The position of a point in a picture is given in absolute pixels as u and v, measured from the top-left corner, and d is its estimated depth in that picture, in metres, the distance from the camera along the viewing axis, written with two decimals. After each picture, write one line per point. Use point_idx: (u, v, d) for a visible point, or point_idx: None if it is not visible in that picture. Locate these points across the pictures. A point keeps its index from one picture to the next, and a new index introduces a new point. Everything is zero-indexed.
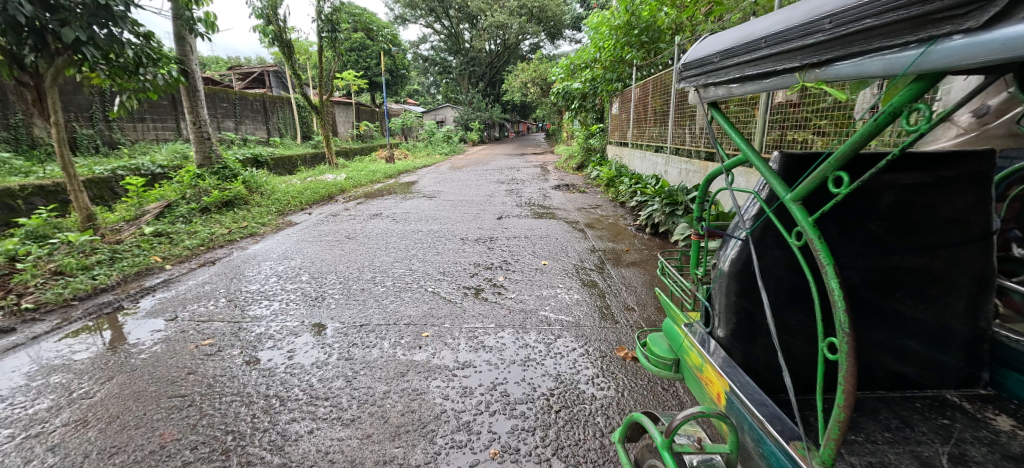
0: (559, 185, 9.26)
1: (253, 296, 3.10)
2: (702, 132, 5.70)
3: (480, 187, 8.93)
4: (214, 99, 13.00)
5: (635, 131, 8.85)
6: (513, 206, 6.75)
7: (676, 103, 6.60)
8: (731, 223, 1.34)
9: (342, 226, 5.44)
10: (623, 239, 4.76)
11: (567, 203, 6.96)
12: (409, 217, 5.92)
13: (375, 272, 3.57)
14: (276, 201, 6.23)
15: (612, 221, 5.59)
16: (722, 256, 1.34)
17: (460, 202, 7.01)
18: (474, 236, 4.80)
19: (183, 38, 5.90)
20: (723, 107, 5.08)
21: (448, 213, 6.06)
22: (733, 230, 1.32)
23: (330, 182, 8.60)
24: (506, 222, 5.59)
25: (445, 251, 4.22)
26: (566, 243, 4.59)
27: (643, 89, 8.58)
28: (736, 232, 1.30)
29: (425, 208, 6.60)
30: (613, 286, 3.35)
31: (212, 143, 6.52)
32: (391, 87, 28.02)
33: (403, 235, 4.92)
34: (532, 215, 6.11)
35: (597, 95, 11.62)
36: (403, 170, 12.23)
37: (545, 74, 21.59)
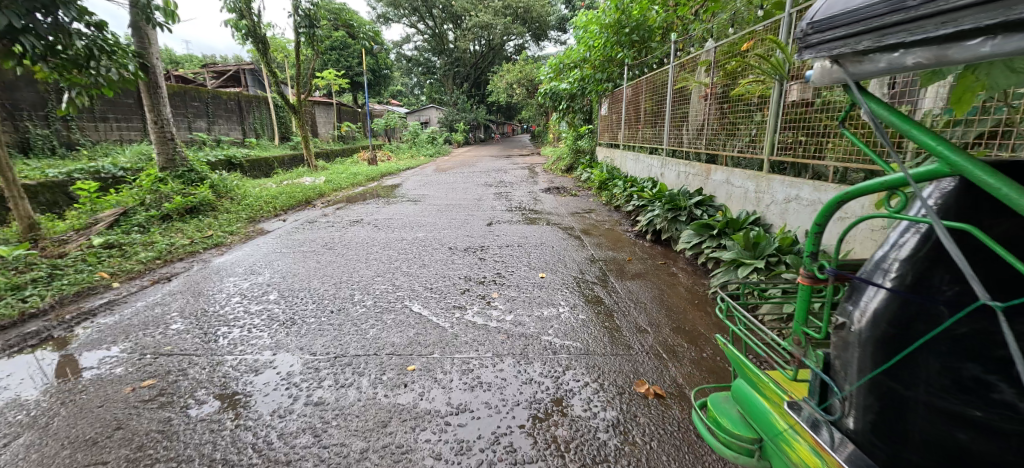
0: (548, 187, 8.93)
1: (211, 321, 2.69)
2: (701, 132, 5.40)
3: (466, 190, 8.56)
4: (185, 98, 12.41)
5: (626, 133, 8.57)
6: (502, 211, 6.40)
7: (673, 103, 6.29)
8: (864, 266, 1.13)
9: (319, 234, 5.03)
10: (624, 247, 4.44)
11: (559, 208, 6.64)
12: (391, 223, 5.52)
13: (353, 290, 3.17)
14: (247, 207, 5.78)
15: (609, 228, 5.27)
16: (856, 311, 1.12)
17: (446, 207, 6.64)
18: (463, 245, 4.43)
19: (143, 29, 5.44)
20: (727, 106, 4.78)
21: (434, 219, 5.68)
22: (868, 275, 1.11)
23: (308, 185, 8.15)
24: (496, 229, 5.24)
25: (432, 263, 3.84)
26: (563, 252, 4.25)
27: (635, 89, 8.28)
28: (875, 277, 1.09)
29: (409, 213, 6.22)
30: (621, 303, 3.00)
31: (176, 144, 6.06)
32: (374, 87, 27.48)
33: (384, 244, 4.51)
34: (524, 221, 5.77)
35: (586, 95, 11.35)
36: (385, 172, 11.80)
37: (531, 75, 21.29)
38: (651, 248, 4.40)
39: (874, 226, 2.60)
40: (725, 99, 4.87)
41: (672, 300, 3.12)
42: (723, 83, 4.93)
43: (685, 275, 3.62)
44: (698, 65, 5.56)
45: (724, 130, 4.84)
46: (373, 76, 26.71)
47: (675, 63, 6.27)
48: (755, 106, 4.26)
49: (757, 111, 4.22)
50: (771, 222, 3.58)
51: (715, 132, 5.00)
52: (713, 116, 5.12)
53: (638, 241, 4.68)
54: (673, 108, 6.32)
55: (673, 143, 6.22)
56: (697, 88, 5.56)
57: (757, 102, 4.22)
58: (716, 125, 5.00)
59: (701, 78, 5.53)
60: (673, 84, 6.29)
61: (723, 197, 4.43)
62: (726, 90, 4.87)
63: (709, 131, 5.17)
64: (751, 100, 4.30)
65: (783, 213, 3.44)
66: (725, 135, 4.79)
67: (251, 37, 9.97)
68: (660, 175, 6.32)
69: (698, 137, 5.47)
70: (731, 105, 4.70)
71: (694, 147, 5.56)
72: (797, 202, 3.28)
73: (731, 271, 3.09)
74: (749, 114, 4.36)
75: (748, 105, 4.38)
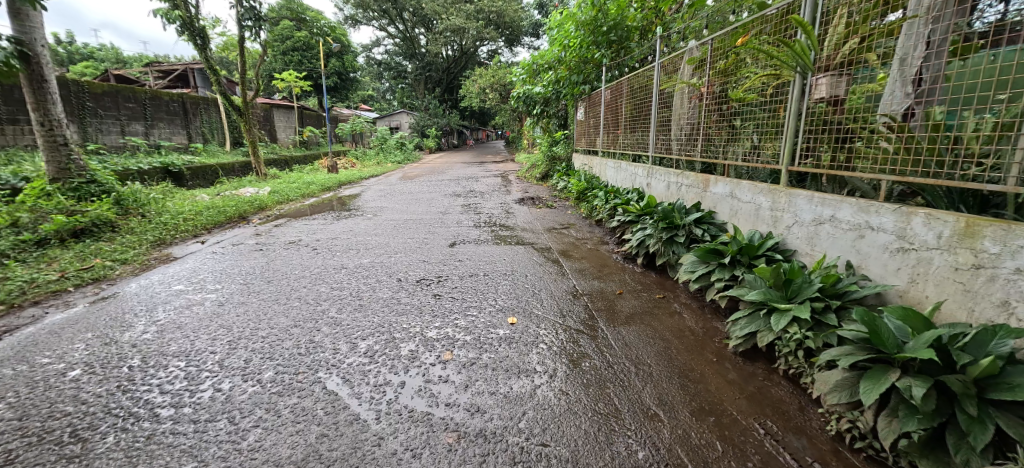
0: (522, 198, 8.15)
1: (9, 420, 1.85)
2: (694, 139, 4.67)
3: (430, 201, 7.73)
4: (118, 99, 11.43)
5: (606, 139, 7.87)
6: (467, 226, 5.62)
7: (658, 106, 5.56)
8: None
9: (240, 259, 4.18)
10: (611, 275, 3.67)
11: (533, 222, 5.90)
12: (335, 245, 4.64)
13: (247, 353, 2.32)
14: (156, 228, 4.92)
15: (592, 247, 4.54)
16: None
17: (404, 223, 5.80)
18: (415, 275, 3.60)
19: (21, 11, 4.57)
20: (728, 106, 4.07)
21: (386, 239, 4.86)
22: None
23: (247, 197, 7.20)
24: (458, 250, 4.45)
25: (371, 305, 2.99)
26: (538, 283, 3.46)
27: (614, 91, 7.55)
28: None
29: (359, 231, 5.35)
30: (617, 367, 2.23)
31: (72, 150, 5.18)
32: (340, 91, 26.42)
33: (316, 276, 3.63)
34: (492, 239, 5.00)
35: (561, 99, 10.66)
36: (345, 180, 10.86)
37: (503, 80, 20.56)
38: (645, 276, 3.64)
39: (961, 263, 1.95)
40: (724, 100, 4.15)
41: (683, 357, 2.36)
42: (721, 82, 4.20)
43: (690, 316, 2.87)
44: (688, 63, 4.85)
45: (725, 135, 4.10)
46: (339, 80, 25.66)
47: (660, 62, 5.55)
48: (764, 107, 3.55)
49: (767, 112, 3.50)
50: (795, 247, 2.86)
51: (713, 137, 4.27)
52: (707, 120, 4.40)
53: (627, 265, 3.93)
54: (657, 112, 5.58)
55: (660, 151, 5.48)
56: (688, 89, 4.83)
57: (768, 101, 3.50)
58: (714, 129, 4.27)
59: (693, 77, 4.80)
60: (658, 85, 5.56)
61: (725, 213, 3.70)
62: (725, 90, 4.15)
63: (703, 136, 4.44)
64: (761, 99, 3.58)
65: (812, 238, 2.73)
66: (727, 141, 4.06)
67: (187, 30, 9.11)
68: (645, 185, 5.57)
69: (691, 143, 4.73)
70: (734, 106, 3.98)
71: (686, 155, 4.82)
72: (833, 224, 2.56)
73: (755, 316, 2.36)
74: (756, 116, 3.65)
75: (756, 105, 3.66)
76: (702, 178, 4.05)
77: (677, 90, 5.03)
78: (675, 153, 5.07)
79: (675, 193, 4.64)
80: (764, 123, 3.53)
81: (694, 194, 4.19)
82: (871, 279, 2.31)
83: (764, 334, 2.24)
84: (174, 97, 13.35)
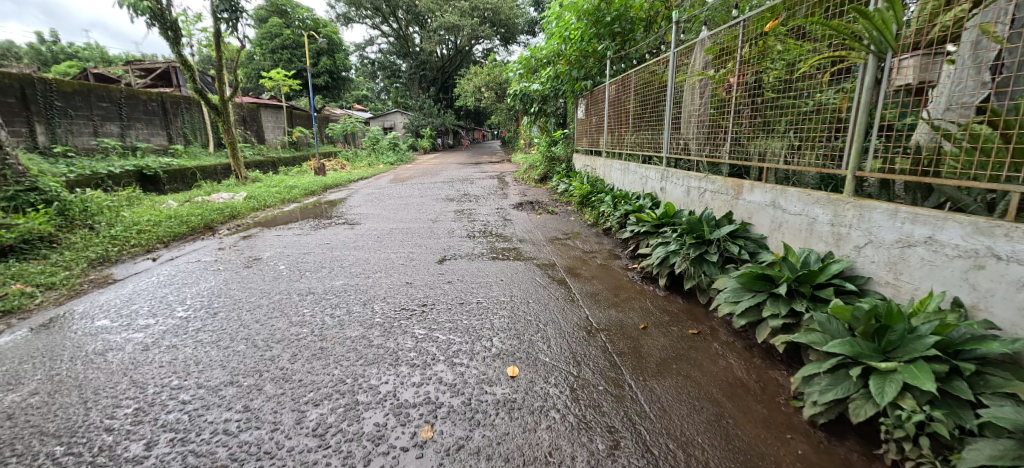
0: (520, 202, 7.54)
1: None
2: (720, 136, 4.03)
3: (421, 207, 7.11)
4: (91, 98, 10.87)
5: (610, 139, 7.25)
6: (458, 237, 5.05)
7: (674, 100, 4.90)
8: None
9: (189, 280, 3.61)
10: (630, 300, 3.07)
11: (532, 230, 5.34)
12: (306, 262, 4.03)
13: (153, 432, 1.79)
14: (101, 243, 4.38)
15: (602, 263, 3.96)
16: None
17: (389, 233, 5.18)
18: (392, 304, 2.99)
19: None
20: (764, 99, 3.43)
21: (364, 253, 4.27)
22: None
23: (218, 204, 6.57)
24: (447, 267, 3.87)
25: (335, 349, 2.39)
26: (542, 313, 2.85)
27: (620, 85, 6.94)
28: None
29: (337, 243, 4.73)
30: (657, 453, 1.65)
31: (9, 155, 4.64)
32: (332, 91, 25.83)
33: (274, 306, 3.02)
34: (485, 251, 4.43)
35: (560, 96, 10.04)
36: (331, 183, 10.22)
37: (499, 78, 19.92)
38: (671, 303, 3.02)
39: None
40: (760, 90, 3.50)
41: (743, 430, 1.76)
42: (755, 70, 3.55)
43: (738, 361, 2.27)
44: (710, 52, 4.23)
45: (760, 132, 3.49)
46: (330, 79, 24.97)
47: (675, 51, 4.90)
48: (798, 103, 3.09)
49: (800, 108, 3.06)
50: (869, 274, 2.26)
51: (746, 135, 3.64)
52: (738, 114, 3.77)
53: (646, 287, 3.31)
54: (673, 106, 4.93)
55: (676, 149, 4.81)
56: (711, 82, 4.22)
57: (802, 97, 3.06)
58: (745, 125, 3.67)
59: (716, 69, 4.20)
60: (674, 76, 4.90)
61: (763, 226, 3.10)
62: (759, 80, 3.50)
63: (731, 133, 3.82)
64: (796, 95, 3.11)
65: (893, 263, 2.13)
66: (761, 138, 3.47)
67: (157, 23, 8.52)
68: (658, 189, 4.94)
69: (716, 140, 4.10)
70: (759, 101, 3.51)
71: (711, 152, 4.16)
72: (929, 247, 1.97)
73: (838, 375, 1.77)
74: (788, 112, 3.18)
75: (789, 100, 3.17)
76: (733, 184, 3.44)
77: (699, 83, 4.40)
78: (697, 150, 4.40)
79: (697, 201, 4.03)
80: (821, 119, 2.89)
81: (723, 202, 3.59)
82: (997, 326, 1.76)
83: (859, 404, 1.66)
84: (153, 97, 12.71)
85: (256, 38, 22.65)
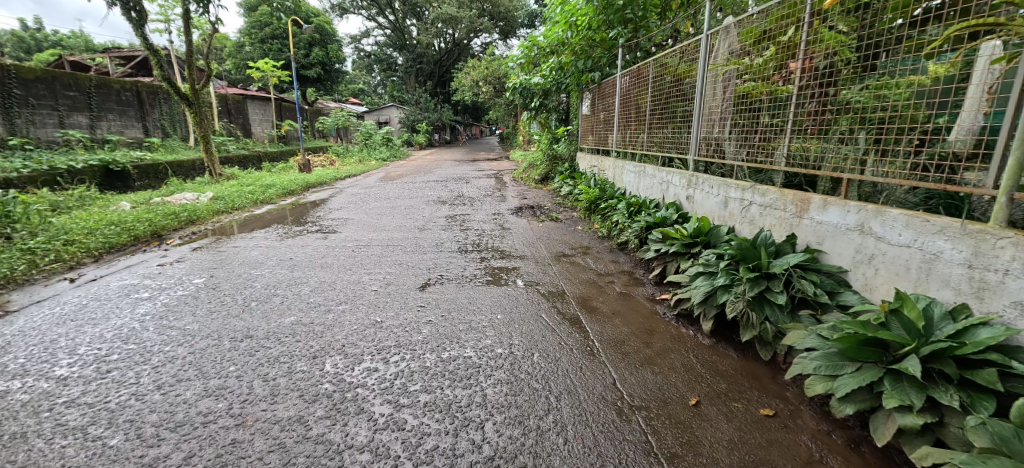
0: (519, 207, 6.78)
1: None
2: (773, 131, 3.23)
3: (409, 211, 6.33)
4: (55, 86, 10.04)
5: (621, 137, 6.51)
6: (447, 250, 4.30)
7: (703, 90, 4.10)
8: None
9: (100, 313, 2.86)
10: (669, 354, 2.31)
11: (533, 242, 4.61)
12: (256, 287, 3.26)
13: None
14: (11, 257, 3.61)
15: (620, 292, 3.21)
16: None
17: (367, 246, 4.41)
18: (349, 359, 2.23)
19: None
20: (835, 91, 2.68)
21: (331, 274, 3.51)
22: None
23: (176, 206, 5.76)
24: (429, 294, 3.12)
25: (252, 445, 1.67)
26: (551, 377, 2.08)
27: (632, 77, 6.19)
28: None
29: (302, 259, 3.95)
30: None
31: None
32: (325, 83, 24.96)
33: (192, 359, 2.28)
34: (478, 270, 3.69)
35: (564, 90, 9.28)
36: (315, 181, 9.45)
37: (497, 72, 19.06)
38: (721, 358, 2.28)
39: None
40: (808, 81, 2.88)
41: None
42: (826, 51, 2.74)
43: None
44: (745, 37, 3.58)
45: (819, 130, 2.80)
46: (323, 71, 24.02)
47: (710, 32, 4.06)
48: (817, 100, 2.81)
49: (821, 105, 2.79)
50: None
51: (811, 131, 2.84)
52: (800, 105, 2.95)
53: (683, 331, 2.55)
54: (702, 97, 4.13)
55: (713, 145, 3.96)
56: (743, 69, 3.57)
57: (820, 94, 2.81)
58: (808, 116, 2.89)
59: (746, 56, 3.59)
60: (705, 63, 4.10)
61: (836, 255, 2.38)
62: (833, 64, 2.72)
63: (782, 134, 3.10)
64: (815, 92, 2.83)
65: None
66: (816, 142, 2.80)
67: (118, 2, 7.70)
68: (685, 198, 4.17)
69: (766, 139, 3.31)
70: (774, 98, 3.23)
71: (768, 145, 3.27)
72: None
73: None
74: (808, 110, 2.88)
75: (809, 97, 2.88)
76: (792, 197, 2.70)
77: (724, 75, 3.82)
78: (738, 147, 3.61)
79: (737, 214, 3.30)
80: (898, 116, 2.34)
81: (777, 219, 2.85)
82: None
83: None
84: (127, 87, 11.85)
85: (245, 27, 21.68)
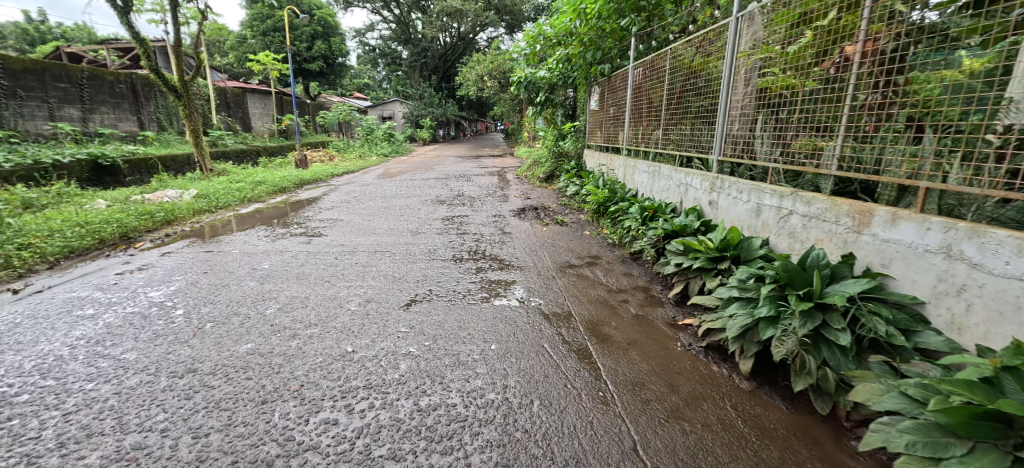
0: (522, 208, 6.33)
1: None
2: (823, 120, 2.70)
3: (404, 212, 5.89)
4: (44, 77, 9.66)
5: (632, 134, 6.06)
6: (439, 258, 3.86)
7: (734, 80, 3.59)
8: None
9: (30, 336, 2.44)
10: (705, 404, 1.87)
11: (536, 249, 4.17)
12: (217, 304, 2.83)
13: None
14: None
15: (636, 314, 2.77)
16: None
17: (352, 253, 3.97)
18: (303, 407, 1.82)
19: None
20: (901, 81, 2.24)
21: (304, 289, 3.08)
22: None
23: (153, 205, 5.35)
24: (413, 315, 2.68)
25: None
26: (554, 439, 1.66)
27: (646, 69, 5.72)
28: None
29: (277, 268, 3.53)
30: None
31: None
32: (328, 77, 24.53)
33: (115, 404, 1.87)
34: (471, 284, 3.25)
35: (571, 83, 8.79)
36: (310, 178, 9.04)
37: (503, 67, 18.57)
38: (769, 410, 1.83)
39: None
40: (834, 77, 2.62)
41: None
42: (896, 30, 2.27)
43: None
44: (779, 21, 3.09)
45: (855, 130, 2.48)
46: (326, 65, 23.59)
47: (741, 14, 3.53)
48: (841, 98, 2.56)
49: (845, 104, 2.53)
50: None
51: (867, 130, 2.40)
52: (858, 96, 2.45)
53: (716, 370, 2.11)
54: (731, 88, 3.63)
55: (743, 142, 3.46)
56: (775, 59, 3.14)
57: (844, 92, 2.55)
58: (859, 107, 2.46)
59: (780, 44, 3.14)
60: (735, 51, 3.59)
61: (909, 281, 1.96)
62: (902, 47, 2.25)
63: (830, 130, 2.63)
64: (837, 90, 2.58)
65: None
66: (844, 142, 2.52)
67: None
68: (707, 203, 3.71)
69: (809, 138, 2.80)
70: (792, 96, 2.98)
71: (815, 143, 2.75)
72: None
73: None
74: (832, 109, 2.63)
75: (835, 94, 2.60)
76: (847, 207, 2.28)
77: (757, 65, 3.35)
78: (775, 146, 3.11)
79: (772, 225, 2.87)
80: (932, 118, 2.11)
81: (825, 233, 2.43)
82: None
83: None
84: (121, 78, 11.47)
85: (246, 20, 21.28)
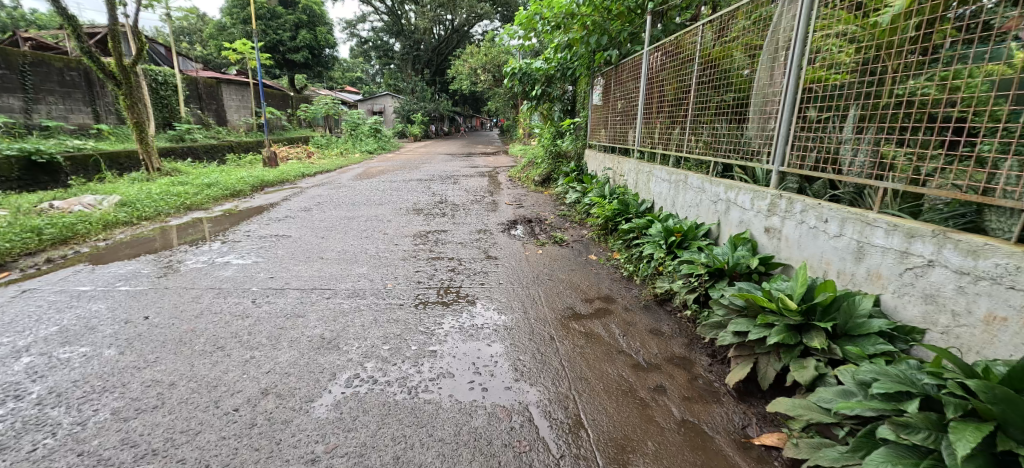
0: (514, 219, 5.33)
1: None
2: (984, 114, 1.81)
3: (369, 226, 4.84)
4: None
5: (643, 133, 5.10)
6: (395, 301, 2.80)
7: (805, 62, 2.53)
8: None
9: None
10: None
11: (528, 283, 3.18)
12: (22, 402, 1.79)
13: None
14: None
15: (684, 421, 1.79)
16: None
17: (280, 291, 2.92)
18: None
19: None
20: None
21: (177, 367, 2.01)
22: None
23: (50, 217, 4.24)
24: (327, 430, 1.64)
25: None
26: None
27: (659, 55, 4.76)
28: None
29: (159, 321, 2.45)
30: None
31: None
32: (314, 69, 23.28)
33: None
34: (430, 351, 2.21)
35: (572, 75, 7.75)
36: (274, 179, 7.92)
37: (498, 60, 17.49)
38: None
39: None
40: (875, 65, 2.17)
41: None
42: None
43: None
44: None
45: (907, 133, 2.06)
46: (311, 55, 22.22)
47: None
48: (884, 89, 2.14)
49: (891, 97, 2.11)
50: None
51: None
52: None
53: None
54: (799, 72, 2.57)
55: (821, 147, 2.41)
56: (854, 34, 2.27)
57: (883, 84, 2.15)
58: (904, 104, 2.07)
59: (866, 10, 2.25)
60: (805, 23, 2.53)
61: None
62: None
63: (989, 134, 1.79)
64: (875, 81, 2.18)
65: None
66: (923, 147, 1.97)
67: None
68: (760, 230, 2.74)
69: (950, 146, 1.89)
70: (822, 90, 2.43)
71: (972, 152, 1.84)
72: None
73: None
74: (873, 104, 2.20)
75: (873, 87, 2.18)
76: None
77: (834, 40, 2.37)
78: (880, 149, 2.14)
79: (888, 276, 1.95)
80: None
81: (1013, 306, 1.57)
82: None
83: None
84: (72, 64, 10.02)
85: (226, 5, 19.88)
